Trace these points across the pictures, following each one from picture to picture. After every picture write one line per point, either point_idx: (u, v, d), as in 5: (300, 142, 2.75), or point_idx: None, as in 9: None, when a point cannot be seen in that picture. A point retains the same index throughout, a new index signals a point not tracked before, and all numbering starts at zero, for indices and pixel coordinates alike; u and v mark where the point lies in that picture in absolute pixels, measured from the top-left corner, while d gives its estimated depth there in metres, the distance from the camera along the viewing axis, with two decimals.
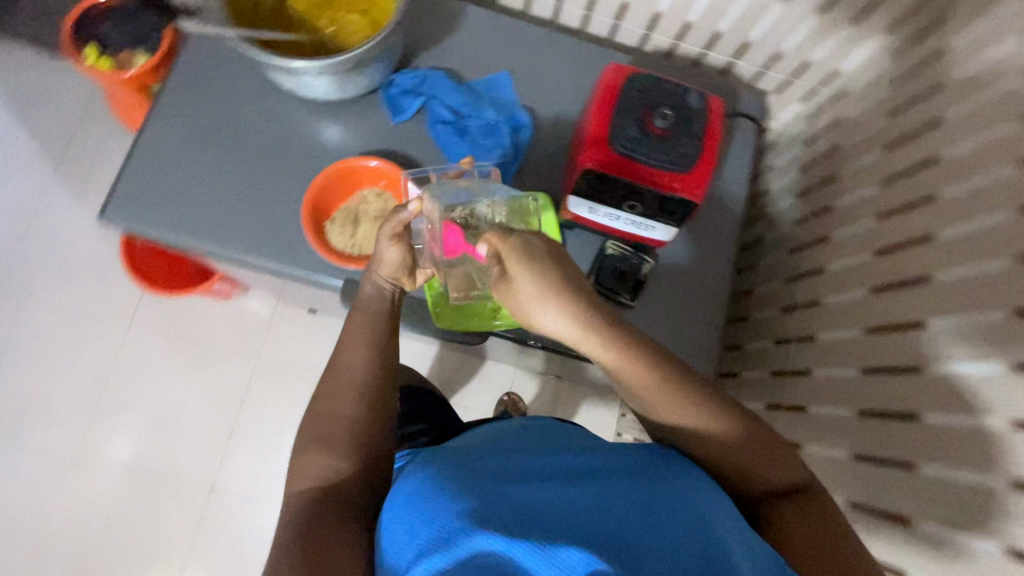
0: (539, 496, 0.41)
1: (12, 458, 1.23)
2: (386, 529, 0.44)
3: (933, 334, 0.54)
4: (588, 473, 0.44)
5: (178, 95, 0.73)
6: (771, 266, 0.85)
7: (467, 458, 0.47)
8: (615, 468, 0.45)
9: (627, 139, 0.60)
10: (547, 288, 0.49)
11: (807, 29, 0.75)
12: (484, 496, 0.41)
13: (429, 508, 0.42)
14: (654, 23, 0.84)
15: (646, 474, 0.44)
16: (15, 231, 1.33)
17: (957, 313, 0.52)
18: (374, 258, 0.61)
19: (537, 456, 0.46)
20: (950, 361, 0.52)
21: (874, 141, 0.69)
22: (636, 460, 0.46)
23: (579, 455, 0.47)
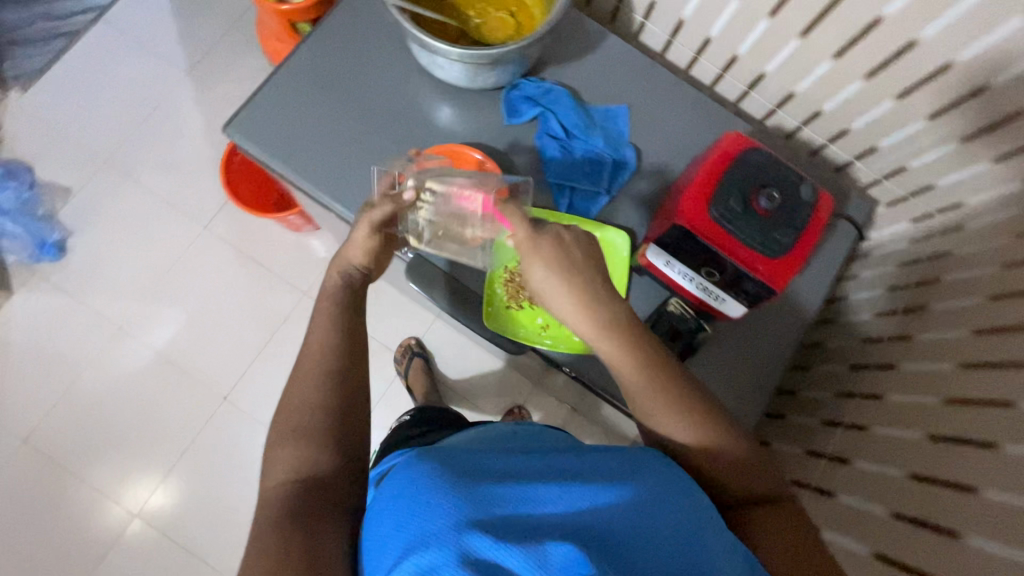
0: (525, 496, 0.42)
1: (70, 309, 1.34)
2: (374, 525, 0.44)
3: (974, 505, 0.51)
4: (573, 474, 0.45)
5: (326, 40, 0.77)
6: (832, 375, 0.85)
7: (454, 456, 0.47)
8: (598, 470, 0.46)
9: (725, 209, 0.60)
10: (558, 262, 0.56)
11: (938, 153, 0.72)
12: (473, 497, 0.41)
13: (421, 503, 0.41)
14: (785, 101, 0.83)
15: (628, 476, 0.45)
16: (139, 112, 1.45)
17: (1001, 488, 0.49)
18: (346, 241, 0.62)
19: (521, 457, 0.47)
20: (980, 541, 0.49)
21: (972, 285, 0.64)
22: (614, 458, 0.47)
23: (562, 457, 0.48)
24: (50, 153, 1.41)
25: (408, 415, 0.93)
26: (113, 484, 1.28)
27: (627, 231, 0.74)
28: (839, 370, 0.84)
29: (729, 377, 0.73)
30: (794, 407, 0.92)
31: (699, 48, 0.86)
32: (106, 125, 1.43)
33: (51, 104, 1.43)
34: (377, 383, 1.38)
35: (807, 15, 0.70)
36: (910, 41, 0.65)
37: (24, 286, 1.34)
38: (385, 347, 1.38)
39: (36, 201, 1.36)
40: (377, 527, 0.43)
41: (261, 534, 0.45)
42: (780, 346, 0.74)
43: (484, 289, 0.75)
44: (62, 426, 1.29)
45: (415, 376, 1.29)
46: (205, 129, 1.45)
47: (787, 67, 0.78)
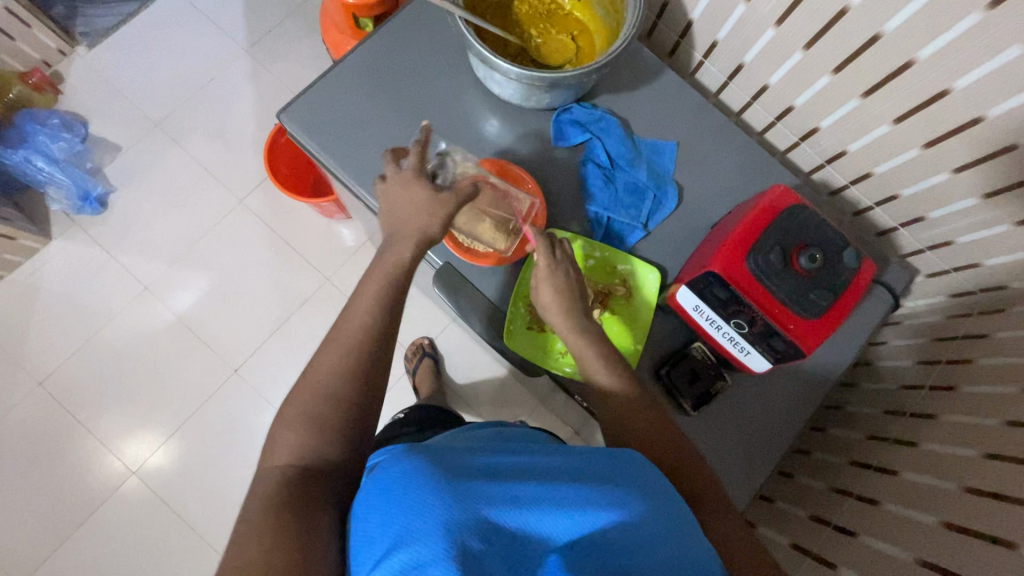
0: (514, 501, 0.41)
1: (102, 263, 1.38)
2: (361, 519, 0.43)
3: None
4: (564, 482, 0.44)
5: (387, 43, 0.78)
6: (845, 442, 0.82)
7: (444, 454, 0.46)
8: (586, 475, 0.46)
9: (763, 263, 0.59)
10: (559, 283, 0.65)
11: (988, 233, 0.70)
12: (464, 499, 0.40)
13: (411, 503, 0.41)
14: (835, 158, 0.82)
15: (615, 481, 0.46)
16: (195, 82, 1.49)
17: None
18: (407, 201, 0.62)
19: (510, 461, 0.46)
20: None
21: (1007, 374, 0.62)
22: (603, 467, 0.47)
23: (549, 461, 0.48)
24: (106, 111, 1.45)
25: (405, 411, 0.92)
26: (117, 438, 1.30)
27: (658, 269, 0.74)
28: (854, 437, 0.81)
29: (743, 427, 0.72)
30: (801, 467, 0.89)
31: (754, 94, 0.85)
32: (162, 90, 1.48)
33: (114, 63, 1.48)
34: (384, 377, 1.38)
35: (872, 77, 0.69)
36: (974, 118, 0.63)
37: (62, 235, 1.38)
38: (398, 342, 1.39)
39: (86, 155, 1.41)
40: (365, 522, 0.43)
41: (255, 515, 0.44)
42: (798, 405, 0.73)
43: (509, 306, 0.73)
44: (78, 375, 1.33)
45: (423, 377, 1.30)
46: (255, 107, 1.48)
47: (843, 125, 0.77)
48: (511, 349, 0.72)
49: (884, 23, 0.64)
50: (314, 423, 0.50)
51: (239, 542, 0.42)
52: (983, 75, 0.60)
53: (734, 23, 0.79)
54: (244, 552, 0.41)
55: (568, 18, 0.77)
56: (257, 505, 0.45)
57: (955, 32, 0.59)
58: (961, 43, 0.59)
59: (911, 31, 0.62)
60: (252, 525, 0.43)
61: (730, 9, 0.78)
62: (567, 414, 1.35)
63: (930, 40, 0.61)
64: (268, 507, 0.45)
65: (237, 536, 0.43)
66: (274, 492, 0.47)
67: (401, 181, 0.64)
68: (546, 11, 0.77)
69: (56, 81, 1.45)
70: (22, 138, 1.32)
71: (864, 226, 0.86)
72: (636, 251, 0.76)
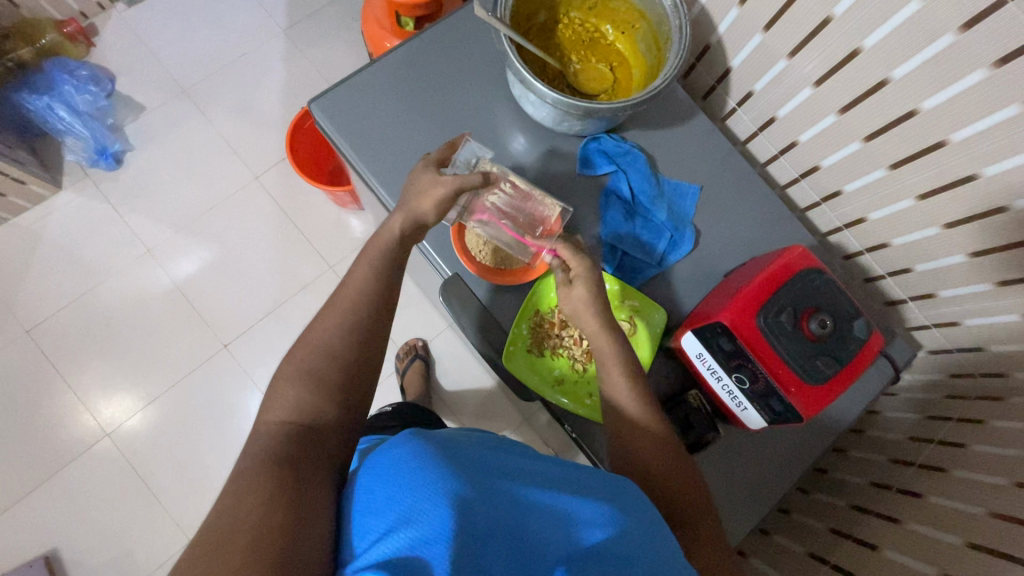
0: (518, 506, 0.42)
1: (108, 221, 1.37)
2: (365, 490, 0.43)
3: None
4: (566, 486, 0.46)
5: (429, 45, 0.78)
6: (829, 507, 0.82)
7: (448, 442, 0.47)
8: (578, 480, 0.47)
9: (774, 321, 0.59)
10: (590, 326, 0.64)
11: (1001, 321, 0.69)
12: (479, 491, 0.41)
13: (422, 479, 0.41)
14: (854, 224, 0.82)
15: (605, 491, 0.47)
16: (228, 55, 1.49)
17: None
18: (416, 190, 0.64)
19: (509, 468, 0.46)
20: None
21: (1000, 465, 0.62)
22: (603, 482, 0.49)
23: (543, 463, 0.49)
24: (136, 71, 1.45)
25: (391, 405, 0.91)
26: (95, 396, 1.29)
27: (666, 309, 0.74)
28: (839, 504, 0.80)
29: (729, 480, 0.71)
30: (781, 527, 0.89)
31: (783, 148, 0.85)
32: (194, 59, 1.48)
33: (150, 24, 1.49)
34: None
35: (903, 150, 0.69)
36: (998, 207, 0.63)
37: (73, 187, 1.38)
38: (392, 341, 1.38)
39: (109, 112, 1.40)
40: (366, 496, 0.42)
41: (243, 477, 0.42)
42: (787, 463, 0.72)
43: (513, 325, 0.72)
44: (67, 329, 1.31)
45: (412, 378, 1.29)
46: (284, 87, 1.49)
47: (866, 192, 0.77)
48: (510, 370, 0.71)
49: (924, 100, 0.64)
50: (312, 408, 0.50)
51: (232, 498, 0.41)
52: (1014, 166, 0.59)
53: (773, 76, 0.79)
54: (239, 503, 0.40)
55: (609, 49, 0.78)
56: (253, 469, 0.43)
57: (993, 121, 0.59)
58: (996, 133, 0.59)
59: (949, 112, 0.62)
60: (247, 481, 0.42)
61: (772, 62, 0.78)
62: (550, 435, 1.34)
63: (967, 123, 0.61)
64: (258, 471, 0.43)
65: (223, 494, 0.41)
66: (266, 457, 0.45)
67: (417, 170, 0.67)
68: (589, 38, 0.78)
69: (91, 34, 1.45)
70: (49, 85, 1.31)
71: (874, 294, 0.86)
72: (647, 286, 0.75)
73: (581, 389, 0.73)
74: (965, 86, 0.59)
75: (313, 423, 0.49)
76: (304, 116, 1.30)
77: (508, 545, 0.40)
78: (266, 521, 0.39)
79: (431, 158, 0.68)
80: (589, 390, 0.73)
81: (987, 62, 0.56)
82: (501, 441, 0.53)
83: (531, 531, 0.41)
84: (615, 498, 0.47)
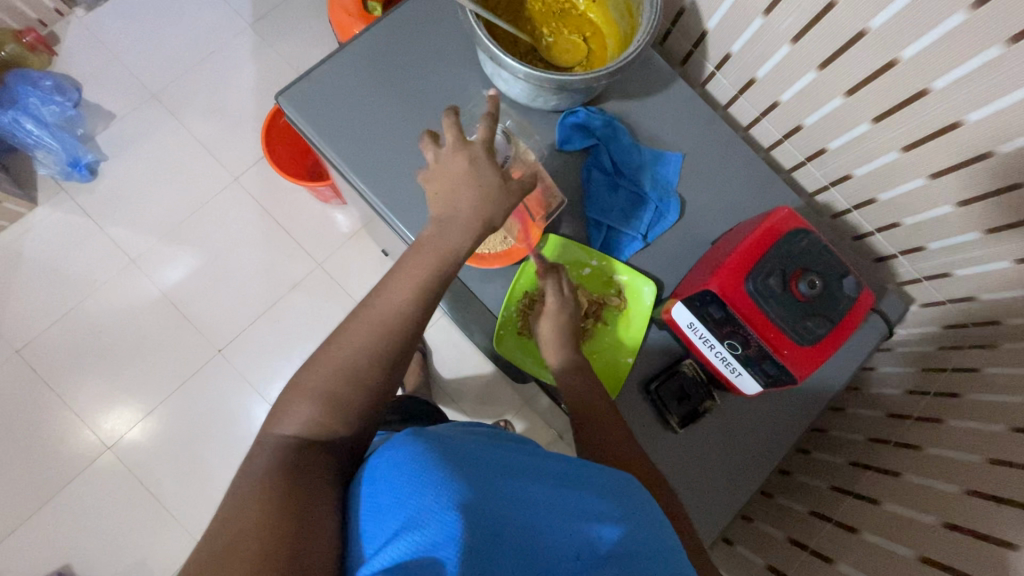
0: (522, 502, 0.42)
1: (89, 234, 1.35)
2: (370, 493, 0.42)
3: None
4: (570, 483, 0.46)
5: (396, 27, 0.76)
6: (828, 464, 0.83)
7: (448, 440, 0.46)
8: (581, 477, 0.48)
9: (762, 285, 0.57)
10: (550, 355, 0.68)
11: (991, 268, 0.69)
12: (483, 489, 0.41)
13: (427, 478, 0.40)
14: (841, 181, 0.81)
15: (610, 488, 0.48)
16: (195, 54, 1.45)
17: None
18: (458, 181, 0.57)
19: (509, 466, 0.45)
20: None
21: (993, 410, 0.62)
22: (610, 478, 0.49)
23: (546, 459, 0.49)
24: (102, 77, 1.42)
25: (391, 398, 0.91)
26: (94, 413, 1.28)
27: (654, 281, 0.73)
28: (838, 462, 0.81)
29: (728, 448, 0.71)
30: (783, 488, 0.89)
31: (764, 109, 0.84)
32: (160, 60, 1.44)
33: (113, 29, 1.44)
34: None
35: (886, 102, 0.68)
36: (985, 153, 0.62)
37: (49, 202, 1.35)
38: None
39: (78, 121, 1.37)
40: (371, 499, 0.42)
41: (244, 487, 0.42)
42: (783, 427, 0.73)
43: (501, 309, 0.71)
44: (58, 345, 1.30)
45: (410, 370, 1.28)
46: (256, 83, 1.45)
47: (851, 148, 0.76)
48: (500, 355, 0.72)
49: (902, 49, 0.63)
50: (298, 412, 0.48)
51: (234, 507, 0.40)
52: (998, 110, 0.59)
53: (750, 36, 0.77)
54: (244, 508, 0.40)
55: (580, 20, 0.76)
56: (255, 472, 0.43)
57: (975, 64, 0.58)
58: (978, 76, 0.58)
59: (929, 59, 0.61)
60: (248, 489, 0.41)
61: (747, 21, 0.76)
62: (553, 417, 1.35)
63: (948, 70, 0.60)
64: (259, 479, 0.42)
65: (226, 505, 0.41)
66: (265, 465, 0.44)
67: (464, 155, 0.58)
68: (559, 10, 0.76)
69: (52, 43, 1.41)
70: (13, 99, 1.28)
71: (864, 251, 0.86)
72: (636, 259, 0.74)
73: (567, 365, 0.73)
74: (944, 29, 0.58)
75: (306, 424, 0.48)
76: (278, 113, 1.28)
77: (517, 545, 0.40)
78: (270, 526, 0.39)
79: (478, 141, 0.58)
80: None
81: (965, 5, 0.55)
82: (501, 437, 0.53)
83: (540, 526, 0.42)
84: (620, 494, 0.47)
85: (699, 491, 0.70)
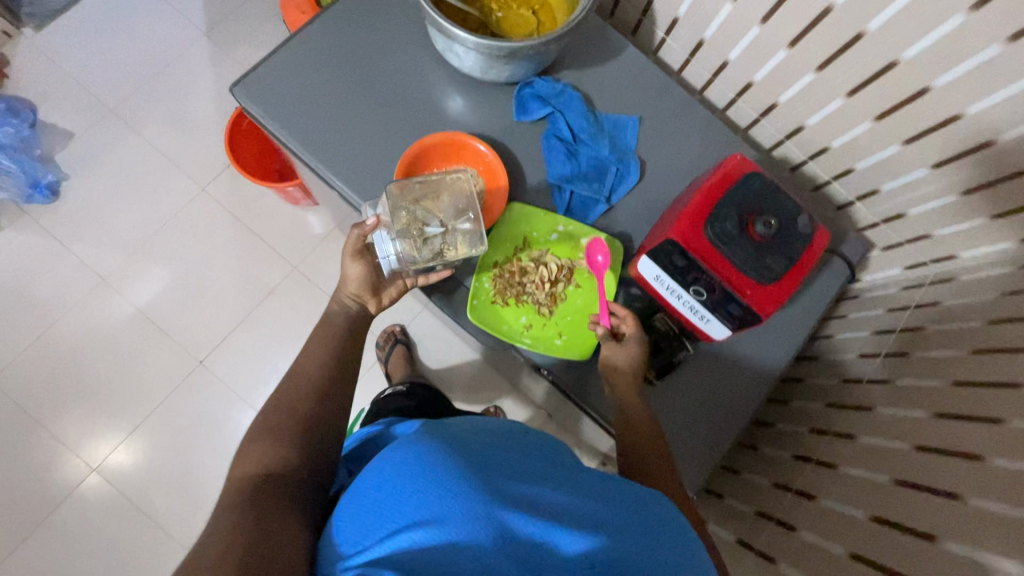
0: (532, 501, 0.41)
1: (56, 256, 1.32)
2: (378, 490, 0.44)
3: (944, 548, 0.52)
4: (584, 487, 0.45)
5: (347, 12, 0.77)
6: (806, 410, 0.85)
7: (464, 438, 0.47)
8: (598, 486, 0.46)
9: (721, 229, 0.59)
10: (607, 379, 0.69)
11: (938, 205, 0.72)
12: (487, 487, 0.41)
13: (435, 477, 0.42)
14: (794, 134, 0.83)
15: (627, 496, 0.45)
16: (151, 67, 1.43)
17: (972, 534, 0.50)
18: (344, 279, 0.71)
19: (522, 468, 0.44)
20: None
21: (958, 339, 0.65)
22: (631, 487, 0.47)
23: (566, 465, 0.48)
24: (56, 97, 1.39)
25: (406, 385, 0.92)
26: (77, 438, 1.25)
27: (620, 241, 0.75)
28: (815, 406, 0.84)
29: (707, 397, 0.73)
30: (766, 438, 0.91)
31: (715, 71, 0.86)
32: (114, 75, 1.42)
33: (62, 47, 1.42)
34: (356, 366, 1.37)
35: (826, 51, 0.70)
36: (922, 90, 0.65)
37: (11, 226, 1.32)
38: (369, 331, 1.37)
39: (34, 142, 1.34)
40: (377, 496, 0.43)
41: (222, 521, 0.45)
42: (759, 374, 0.75)
43: (472, 281, 0.73)
44: (33, 370, 1.27)
45: (395, 364, 1.28)
46: (216, 92, 1.44)
47: (800, 100, 0.78)
48: (474, 323, 0.71)
49: None
50: (277, 456, 0.54)
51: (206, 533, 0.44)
52: (929, 46, 0.61)
53: None
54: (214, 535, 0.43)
55: None
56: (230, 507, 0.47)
57: (903, 3, 0.60)
58: (908, 13, 0.61)
59: (862, 3, 0.64)
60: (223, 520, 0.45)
61: None
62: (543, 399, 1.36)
63: (878, 12, 0.63)
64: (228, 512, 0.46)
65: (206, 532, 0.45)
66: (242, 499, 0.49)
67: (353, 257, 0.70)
68: None
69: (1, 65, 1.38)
70: None
71: (823, 201, 0.88)
72: (602, 223, 0.76)
73: (551, 331, 0.73)
74: None
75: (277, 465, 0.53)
76: (240, 117, 1.27)
77: (519, 547, 0.39)
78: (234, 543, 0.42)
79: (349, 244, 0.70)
80: (557, 330, 0.73)
81: None
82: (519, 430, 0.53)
83: (548, 534, 0.39)
84: (639, 501, 0.45)
85: (681, 444, 0.72)
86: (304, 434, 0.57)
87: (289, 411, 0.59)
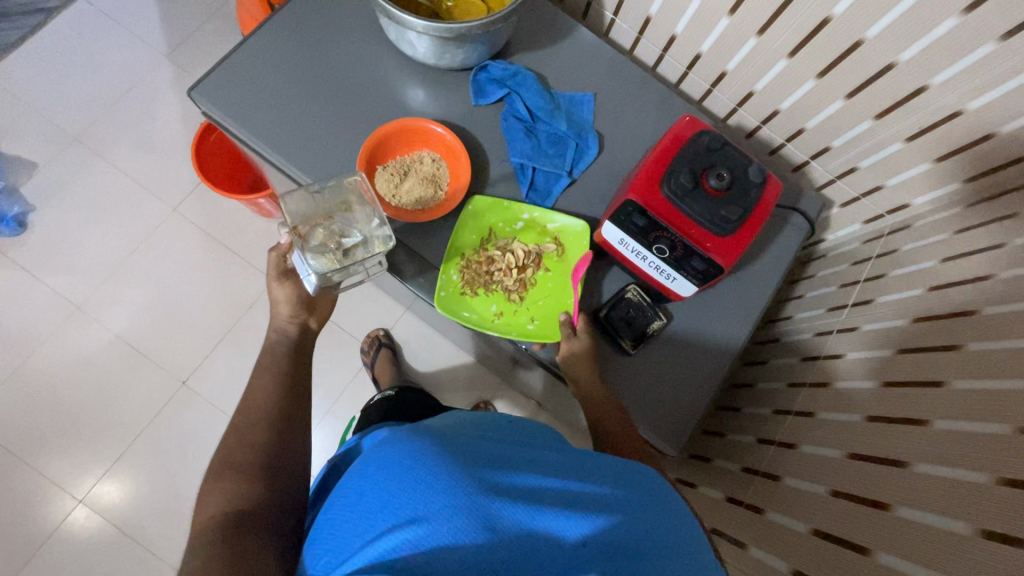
0: (520, 487, 0.42)
1: (26, 286, 1.30)
2: (363, 494, 0.43)
3: (918, 469, 0.53)
4: (570, 471, 0.45)
5: (300, 12, 0.78)
6: (782, 368, 0.88)
7: (447, 437, 0.47)
8: (585, 468, 0.46)
9: (677, 185, 0.60)
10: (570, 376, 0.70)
11: (886, 154, 0.75)
12: (473, 477, 0.41)
13: (421, 476, 0.41)
14: (745, 100, 0.86)
15: (614, 475, 0.46)
16: (112, 93, 1.43)
17: (938, 453, 0.52)
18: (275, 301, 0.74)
19: (506, 459, 0.45)
20: (920, 507, 0.51)
21: (913, 279, 0.67)
22: (617, 468, 0.48)
23: (551, 452, 0.49)
24: (16, 130, 1.38)
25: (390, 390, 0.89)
26: (60, 470, 1.23)
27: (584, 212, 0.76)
28: (792, 362, 0.86)
29: (681, 358, 0.75)
30: (748, 399, 0.93)
31: (665, 45, 0.89)
32: (75, 103, 1.41)
33: (19, 80, 1.41)
34: (342, 375, 1.36)
35: (764, 14, 0.74)
36: (856, 42, 0.68)
37: None
38: (352, 338, 1.36)
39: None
40: (362, 501, 0.42)
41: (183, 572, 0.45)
42: (730, 332, 0.77)
43: (441, 272, 0.73)
44: (9, 404, 1.25)
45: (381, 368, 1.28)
46: (180, 112, 1.44)
47: (746, 65, 0.81)
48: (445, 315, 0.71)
49: None
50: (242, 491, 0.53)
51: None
52: None
53: None
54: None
55: None
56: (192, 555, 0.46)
57: None
58: None
59: None
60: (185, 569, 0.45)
61: None
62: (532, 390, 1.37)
63: None
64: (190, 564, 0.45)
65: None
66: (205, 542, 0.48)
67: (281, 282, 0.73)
68: None
69: None
70: None
71: (780, 163, 0.91)
72: (566, 197, 0.77)
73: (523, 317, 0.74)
74: None
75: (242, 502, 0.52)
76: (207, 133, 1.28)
77: (510, 530, 0.39)
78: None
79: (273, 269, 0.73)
80: (529, 315, 0.74)
81: None
82: (502, 427, 0.54)
83: (539, 518, 0.40)
84: (626, 480, 0.46)
85: (659, 406, 0.73)
86: (264, 460, 0.56)
87: (245, 448, 0.58)
